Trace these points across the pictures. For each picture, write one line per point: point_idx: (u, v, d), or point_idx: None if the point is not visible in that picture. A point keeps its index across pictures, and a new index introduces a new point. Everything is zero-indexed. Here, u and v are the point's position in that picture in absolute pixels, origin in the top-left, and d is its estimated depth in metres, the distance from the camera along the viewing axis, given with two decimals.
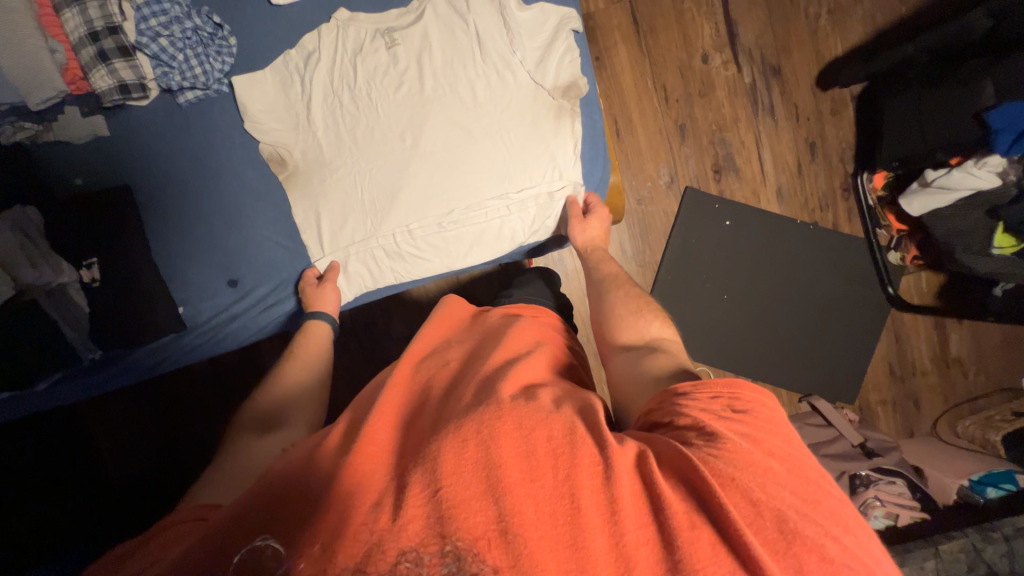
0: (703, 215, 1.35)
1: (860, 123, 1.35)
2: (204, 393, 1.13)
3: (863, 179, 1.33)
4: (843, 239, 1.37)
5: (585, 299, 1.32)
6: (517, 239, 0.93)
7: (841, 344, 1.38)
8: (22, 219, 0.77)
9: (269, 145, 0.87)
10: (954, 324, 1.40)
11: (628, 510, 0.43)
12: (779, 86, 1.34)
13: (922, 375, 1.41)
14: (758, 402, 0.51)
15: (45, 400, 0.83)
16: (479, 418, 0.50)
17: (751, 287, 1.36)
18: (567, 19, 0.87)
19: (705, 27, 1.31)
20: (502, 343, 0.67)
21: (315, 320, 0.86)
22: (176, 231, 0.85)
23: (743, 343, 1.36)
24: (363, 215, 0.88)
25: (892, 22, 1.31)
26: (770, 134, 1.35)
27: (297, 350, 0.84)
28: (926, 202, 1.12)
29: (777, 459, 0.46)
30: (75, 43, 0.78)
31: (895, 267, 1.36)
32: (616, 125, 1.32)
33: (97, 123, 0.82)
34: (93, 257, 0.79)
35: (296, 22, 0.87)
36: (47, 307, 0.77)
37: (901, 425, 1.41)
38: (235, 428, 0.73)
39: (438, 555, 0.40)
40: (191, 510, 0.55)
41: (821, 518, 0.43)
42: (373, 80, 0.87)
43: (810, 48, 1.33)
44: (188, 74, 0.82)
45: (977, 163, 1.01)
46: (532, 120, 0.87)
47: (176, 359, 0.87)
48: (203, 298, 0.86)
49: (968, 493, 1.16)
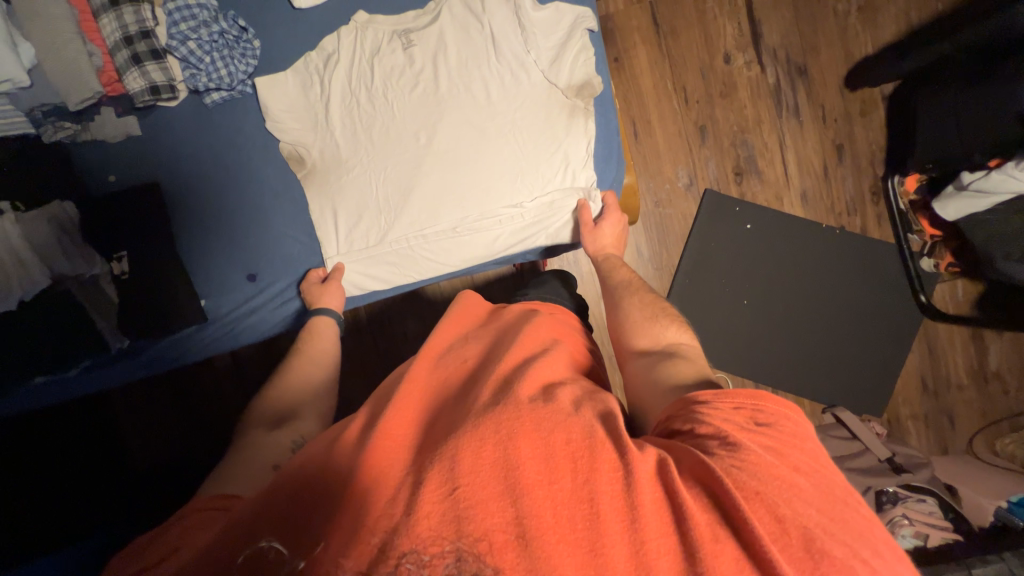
0: (722, 218, 1.32)
1: (892, 124, 1.30)
2: (223, 385, 1.17)
3: (895, 182, 1.27)
4: (871, 244, 1.32)
5: (599, 302, 1.31)
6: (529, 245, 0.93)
7: (868, 354, 1.32)
8: (61, 213, 0.79)
9: (290, 144, 0.90)
10: (994, 336, 1.32)
11: (649, 517, 0.42)
12: (804, 87, 1.31)
13: (957, 389, 1.34)
14: (783, 415, 0.49)
15: (70, 387, 0.87)
16: (498, 417, 0.50)
17: (771, 293, 1.32)
18: (581, 19, 0.87)
19: (728, 27, 1.29)
20: (518, 340, 0.66)
21: (319, 317, 0.88)
22: (198, 227, 0.88)
23: (764, 351, 1.32)
24: (376, 213, 0.90)
25: (927, 20, 1.26)
26: (794, 136, 1.31)
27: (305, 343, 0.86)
28: (960, 206, 1.07)
29: (804, 474, 0.45)
30: (111, 47, 0.81)
31: (928, 275, 1.30)
32: (633, 127, 1.31)
33: (129, 123, 0.86)
34: (123, 250, 0.83)
35: (319, 25, 0.90)
36: (79, 298, 0.81)
37: (934, 441, 1.34)
38: (249, 420, 0.74)
39: (439, 555, 0.40)
40: (208, 496, 0.57)
41: (848, 538, 0.41)
42: (390, 80, 0.89)
43: (838, 46, 1.29)
44: (214, 76, 0.85)
45: (1016, 166, 0.95)
46: (545, 118, 0.88)
47: (196, 352, 0.90)
48: (223, 292, 0.89)
49: (1006, 514, 1.10)
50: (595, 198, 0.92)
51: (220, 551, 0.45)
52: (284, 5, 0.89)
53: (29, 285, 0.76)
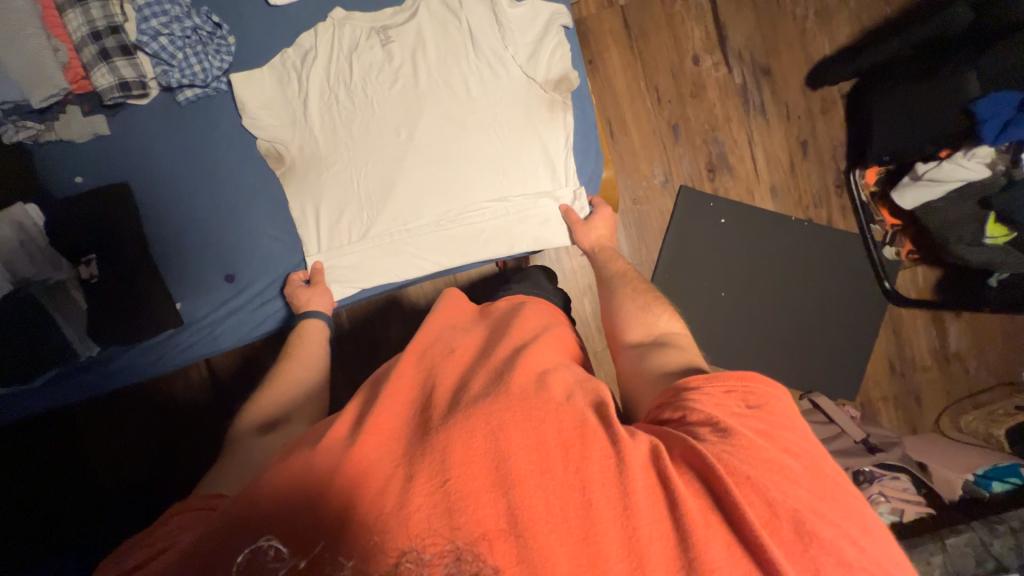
0: (697, 213, 1.36)
1: (850, 120, 1.37)
2: (198, 396, 1.13)
3: (856, 175, 1.33)
4: (837, 234, 1.38)
5: (582, 298, 1.33)
6: (514, 242, 0.93)
7: (840, 339, 1.38)
8: (24, 218, 0.77)
9: (267, 141, 0.89)
10: (953, 318, 1.40)
11: (641, 503, 0.43)
12: (769, 86, 1.37)
13: (922, 370, 1.40)
14: (772, 397, 0.51)
15: (37, 399, 0.84)
16: (488, 408, 0.49)
17: (749, 284, 1.37)
18: (557, 15, 0.89)
19: (695, 30, 1.34)
20: (507, 332, 0.66)
21: (308, 320, 0.86)
22: (174, 228, 0.86)
23: (744, 340, 1.37)
24: (358, 208, 0.90)
25: (877, 22, 1.34)
26: (761, 131, 1.37)
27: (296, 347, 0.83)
28: (917, 195, 1.13)
29: (793, 456, 0.46)
30: (78, 42, 0.79)
31: (891, 262, 1.36)
32: (609, 126, 1.34)
33: (97, 122, 0.84)
34: (92, 253, 0.80)
35: (294, 23, 0.90)
36: (46, 304, 0.78)
37: (903, 421, 1.40)
38: (239, 427, 0.71)
39: (438, 555, 0.40)
40: (201, 496, 0.55)
41: (839, 519, 0.43)
42: (368, 76, 0.89)
43: (799, 47, 1.36)
44: (188, 72, 0.83)
45: (966, 155, 1.01)
46: (525, 113, 0.89)
47: (174, 357, 0.88)
48: (200, 294, 0.87)
49: (974, 488, 1.15)
50: (586, 203, 0.94)
51: (209, 550, 0.43)
52: (258, 3, 0.89)
53: None
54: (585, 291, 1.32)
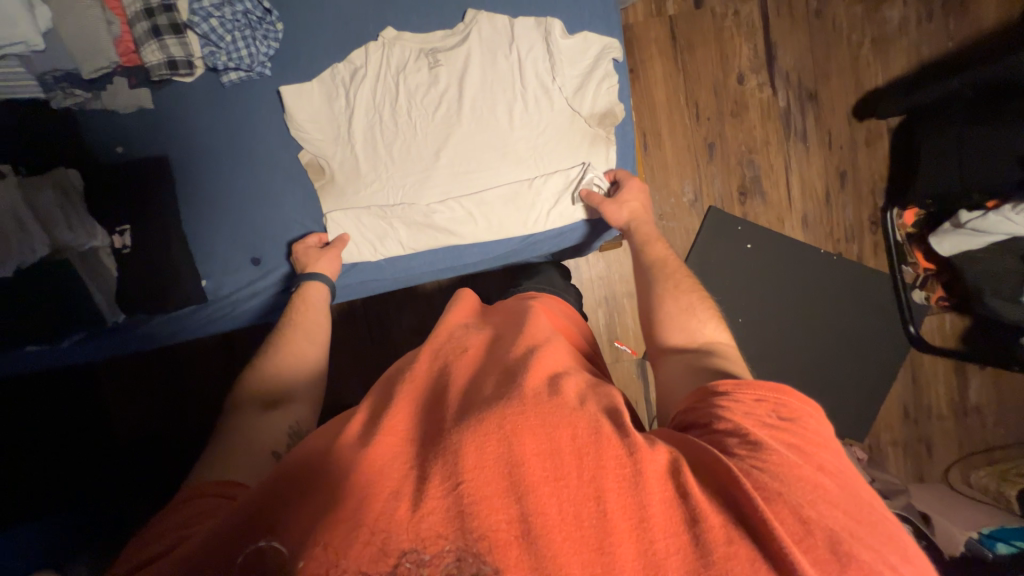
0: (724, 236, 1.33)
1: (895, 157, 1.32)
2: (214, 363, 1.17)
3: (892, 215, 1.30)
4: (866, 272, 1.34)
5: (597, 309, 1.32)
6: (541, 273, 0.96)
7: (855, 379, 1.35)
8: (65, 181, 0.79)
9: (312, 154, 0.89)
10: (976, 369, 1.36)
11: (658, 517, 0.42)
12: (814, 112, 1.33)
13: (937, 420, 1.37)
14: (804, 411, 0.50)
15: (73, 355, 0.88)
16: (502, 411, 0.48)
17: (768, 313, 1.34)
18: (608, 49, 0.88)
19: (744, 47, 1.30)
20: (522, 331, 0.64)
21: (310, 282, 0.85)
22: (204, 204, 0.88)
23: (760, 366, 1.34)
24: (397, 227, 0.91)
25: (935, 57, 1.29)
26: (800, 159, 1.34)
27: (301, 314, 0.81)
28: (957, 243, 1.09)
29: (827, 474, 0.46)
30: (131, 17, 0.79)
31: (918, 306, 1.32)
32: (644, 139, 1.32)
33: (142, 96, 0.85)
34: (127, 225, 0.82)
35: (340, 5, 0.88)
36: (78, 269, 0.80)
37: (911, 468, 1.38)
38: (237, 400, 0.70)
39: (439, 555, 0.41)
40: (207, 481, 0.56)
41: (876, 543, 0.42)
42: (413, 98, 0.89)
43: (850, 75, 1.31)
44: (234, 56, 0.83)
45: (1015, 209, 0.97)
46: (568, 146, 0.90)
47: (192, 329, 0.91)
48: (226, 273, 0.90)
49: (976, 545, 1.07)
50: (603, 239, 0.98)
51: (220, 546, 0.44)
52: None
53: (26, 254, 0.75)
54: (601, 302, 1.32)
